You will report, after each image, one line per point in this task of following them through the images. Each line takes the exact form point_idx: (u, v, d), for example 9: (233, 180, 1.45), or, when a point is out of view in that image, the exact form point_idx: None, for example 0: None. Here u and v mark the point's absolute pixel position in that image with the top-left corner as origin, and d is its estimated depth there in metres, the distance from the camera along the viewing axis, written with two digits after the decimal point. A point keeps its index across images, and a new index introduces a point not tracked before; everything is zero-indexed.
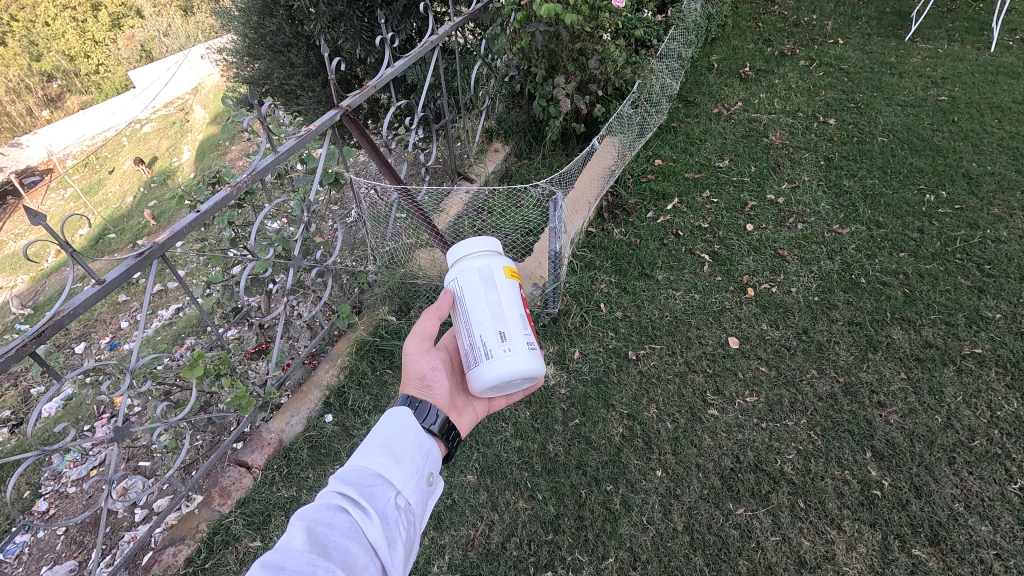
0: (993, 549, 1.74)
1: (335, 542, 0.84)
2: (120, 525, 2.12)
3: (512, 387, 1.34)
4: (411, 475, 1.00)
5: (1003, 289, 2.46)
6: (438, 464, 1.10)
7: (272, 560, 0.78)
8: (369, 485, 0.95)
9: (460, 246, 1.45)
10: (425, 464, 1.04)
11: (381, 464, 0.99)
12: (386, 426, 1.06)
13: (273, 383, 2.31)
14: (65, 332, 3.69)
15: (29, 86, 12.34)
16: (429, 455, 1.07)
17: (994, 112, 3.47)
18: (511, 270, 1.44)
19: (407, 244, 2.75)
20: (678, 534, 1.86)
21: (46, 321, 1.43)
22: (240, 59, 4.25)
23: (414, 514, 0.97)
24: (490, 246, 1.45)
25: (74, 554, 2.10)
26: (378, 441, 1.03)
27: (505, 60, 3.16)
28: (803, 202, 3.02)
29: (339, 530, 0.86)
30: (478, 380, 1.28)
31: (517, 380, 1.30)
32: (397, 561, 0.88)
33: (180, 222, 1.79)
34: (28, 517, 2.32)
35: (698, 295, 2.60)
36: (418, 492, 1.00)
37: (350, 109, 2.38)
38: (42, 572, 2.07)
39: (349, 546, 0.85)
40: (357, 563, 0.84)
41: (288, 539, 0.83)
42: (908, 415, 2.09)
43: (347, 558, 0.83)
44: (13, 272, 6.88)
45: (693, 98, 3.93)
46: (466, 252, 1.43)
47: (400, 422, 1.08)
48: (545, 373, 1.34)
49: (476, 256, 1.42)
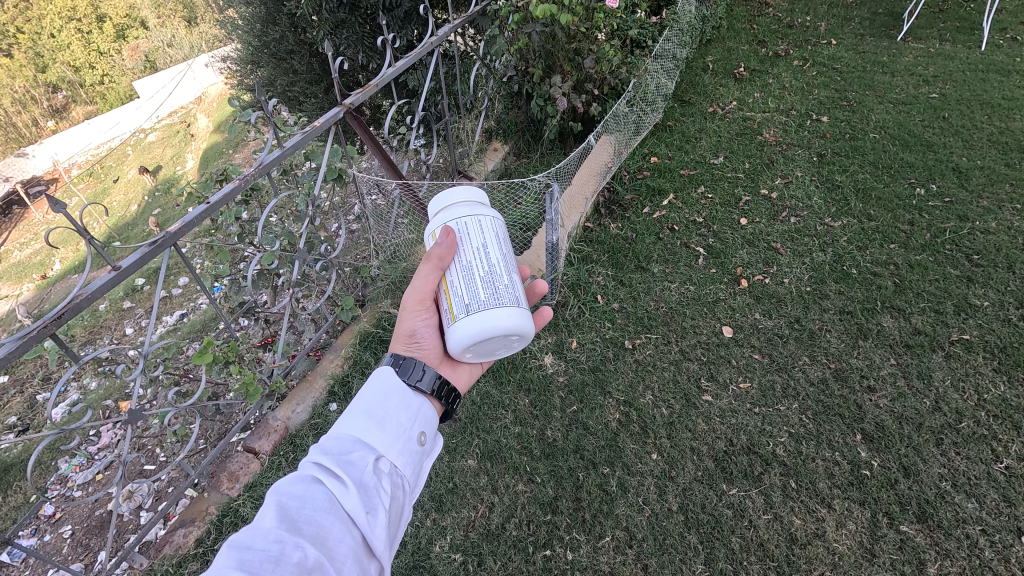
0: (978, 525, 1.79)
1: (307, 516, 0.87)
2: (126, 527, 2.18)
3: (482, 349, 1.39)
4: (395, 438, 1.05)
5: (991, 278, 2.51)
6: (429, 423, 1.14)
7: (241, 538, 0.82)
8: (348, 453, 0.99)
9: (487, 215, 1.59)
10: (410, 427, 1.09)
11: (362, 430, 1.03)
12: (369, 392, 1.10)
13: (279, 372, 2.42)
14: (71, 338, 3.77)
15: (34, 96, 12.51)
16: (416, 416, 1.12)
17: (984, 108, 3.53)
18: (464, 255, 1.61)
19: (409, 239, 2.82)
20: (674, 514, 1.91)
21: (64, 305, 1.50)
22: (245, 67, 4.34)
23: (398, 478, 1.01)
24: None
25: (80, 557, 2.16)
26: (361, 407, 1.08)
27: (504, 61, 3.25)
28: (796, 196, 3.08)
29: (313, 503, 0.90)
30: (526, 320, 1.38)
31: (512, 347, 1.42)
32: (377, 529, 0.92)
33: (191, 213, 1.85)
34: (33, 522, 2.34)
35: (693, 287, 2.67)
36: (405, 453, 1.05)
37: (354, 106, 2.45)
38: None
39: (322, 518, 0.88)
40: (331, 536, 0.87)
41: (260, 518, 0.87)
42: (897, 399, 2.14)
43: (319, 531, 0.87)
44: (19, 281, 6.97)
45: (688, 98, 4.00)
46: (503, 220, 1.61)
47: (384, 385, 1.12)
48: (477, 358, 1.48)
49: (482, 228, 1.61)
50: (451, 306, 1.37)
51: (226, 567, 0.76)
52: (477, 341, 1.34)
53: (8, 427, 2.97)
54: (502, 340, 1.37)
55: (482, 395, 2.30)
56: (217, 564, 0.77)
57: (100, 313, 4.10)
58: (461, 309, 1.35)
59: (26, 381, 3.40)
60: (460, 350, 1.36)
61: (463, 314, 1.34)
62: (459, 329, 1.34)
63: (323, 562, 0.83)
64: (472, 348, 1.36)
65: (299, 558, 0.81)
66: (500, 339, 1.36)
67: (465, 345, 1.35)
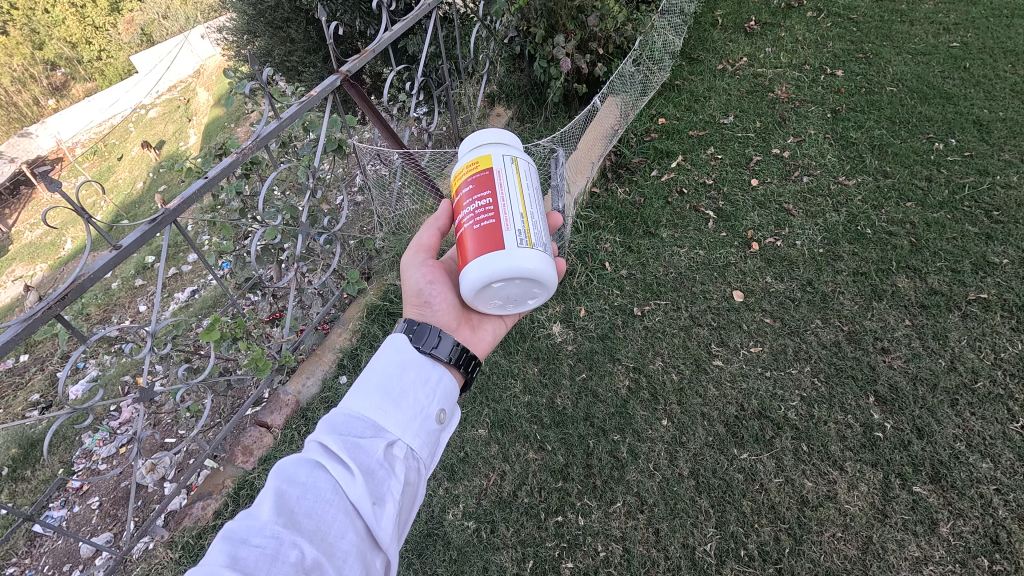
0: (993, 484, 1.78)
1: (307, 509, 0.88)
2: (151, 498, 2.23)
3: (507, 289, 1.27)
4: (411, 420, 1.06)
5: (1012, 235, 2.44)
6: (447, 398, 1.15)
7: (236, 532, 0.83)
8: (352, 431, 1.00)
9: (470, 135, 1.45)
10: (428, 405, 1.10)
11: (377, 411, 1.04)
12: (385, 367, 1.11)
13: (288, 347, 2.42)
14: (86, 318, 3.80)
15: (34, 76, 12.33)
16: (434, 393, 1.13)
17: (1007, 56, 3.37)
18: (488, 155, 1.34)
19: (413, 210, 2.77)
20: (684, 479, 1.92)
21: (69, 284, 1.49)
22: (241, 37, 4.24)
23: (413, 461, 1.02)
24: (497, 136, 1.40)
25: (109, 527, 2.22)
26: (379, 384, 1.08)
27: (504, 22, 3.13)
28: (809, 154, 2.99)
29: (316, 493, 0.90)
30: (534, 263, 1.23)
31: (534, 292, 1.30)
32: (384, 519, 0.92)
33: (191, 187, 1.81)
34: (63, 494, 2.42)
35: (703, 251, 2.62)
36: (419, 434, 1.06)
37: (351, 73, 2.35)
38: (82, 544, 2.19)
39: (323, 510, 0.89)
40: (332, 530, 0.87)
41: (259, 506, 0.88)
42: (911, 360, 2.11)
43: (320, 525, 0.87)
44: (32, 261, 7.04)
45: (697, 55, 3.87)
46: (503, 140, 1.40)
47: (403, 363, 1.13)
48: (470, 292, 1.27)
49: (485, 148, 1.37)
50: (530, 229, 1.26)
51: (217, 565, 0.78)
52: (519, 283, 1.25)
53: (31, 404, 3.03)
54: (522, 299, 1.33)
55: (491, 364, 2.30)
56: (210, 558, 0.80)
57: (113, 291, 4.12)
58: (542, 244, 1.27)
59: (45, 359, 3.45)
60: (507, 276, 1.22)
61: (543, 249, 1.26)
62: (534, 254, 1.23)
63: (322, 561, 0.83)
64: (488, 290, 1.26)
65: (295, 557, 0.82)
66: (532, 290, 1.29)
67: (502, 273, 1.21)
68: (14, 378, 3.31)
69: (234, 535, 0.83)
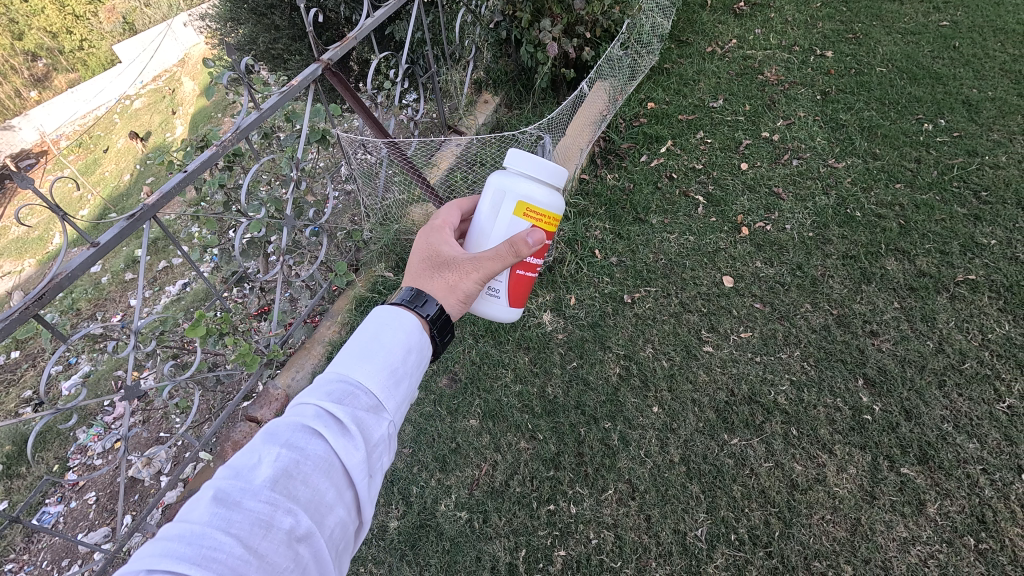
0: (980, 464, 1.80)
1: (304, 477, 0.86)
2: (147, 493, 2.22)
3: None
4: (405, 400, 1.06)
5: (1000, 215, 2.44)
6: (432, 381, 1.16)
7: (228, 494, 0.81)
8: (350, 401, 0.98)
9: (543, 162, 1.52)
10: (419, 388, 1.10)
11: (380, 387, 1.02)
12: (388, 341, 1.09)
13: (277, 341, 2.40)
14: (75, 314, 3.75)
15: (14, 66, 11.45)
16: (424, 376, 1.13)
17: (997, 35, 3.35)
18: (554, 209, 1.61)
19: (400, 200, 2.73)
20: (675, 465, 1.93)
21: (45, 283, 1.46)
22: (224, 24, 4.15)
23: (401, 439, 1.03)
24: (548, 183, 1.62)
25: (107, 521, 2.21)
26: (382, 357, 1.05)
27: (490, 6, 3.08)
28: (799, 137, 2.97)
29: (312, 461, 0.89)
30: None
31: None
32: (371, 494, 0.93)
33: (170, 181, 1.77)
34: (59, 490, 2.41)
35: (693, 237, 2.61)
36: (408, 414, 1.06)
37: (332, 61, 2.30)
38: (79, 539, 2.18)
39: (319, 480, 0.88)
40: (325, 501, 0.87)
41: (250, 468, 0.86)
42: (900, 342, 2.12)
43: (314, 495, 0.86)
44: (19, 256, 6.93)
45: (686, 38, 3.82)
46: None
47: (404, 339, 1.11)
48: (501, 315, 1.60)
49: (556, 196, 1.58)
50: None
51: (209, 528, 0.77)
52: None
53: (23, 401, 3.01)
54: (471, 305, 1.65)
55: (481, 354, 2.29)
56: (200, 517, 0.78)
57: (102, 286, 4.06)
58: None
59: (36, 356, 3.41)
60: None
61: None
62: None
63: (313, 531, 0.83)
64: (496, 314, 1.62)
65: (290, 525, 0.81)
66: None
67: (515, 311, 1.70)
68: (4, 375, 3.29)
69: (225, 497, 0.81)
